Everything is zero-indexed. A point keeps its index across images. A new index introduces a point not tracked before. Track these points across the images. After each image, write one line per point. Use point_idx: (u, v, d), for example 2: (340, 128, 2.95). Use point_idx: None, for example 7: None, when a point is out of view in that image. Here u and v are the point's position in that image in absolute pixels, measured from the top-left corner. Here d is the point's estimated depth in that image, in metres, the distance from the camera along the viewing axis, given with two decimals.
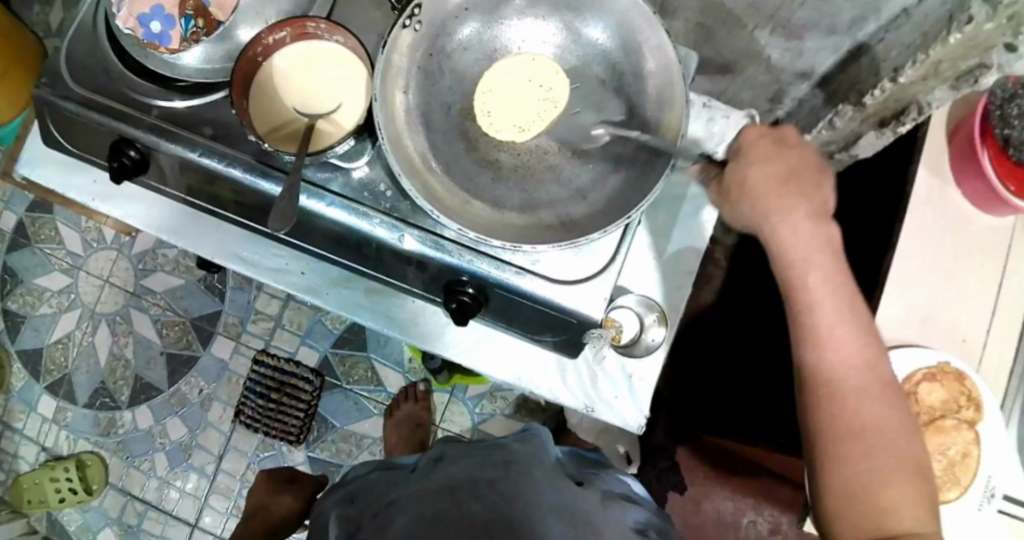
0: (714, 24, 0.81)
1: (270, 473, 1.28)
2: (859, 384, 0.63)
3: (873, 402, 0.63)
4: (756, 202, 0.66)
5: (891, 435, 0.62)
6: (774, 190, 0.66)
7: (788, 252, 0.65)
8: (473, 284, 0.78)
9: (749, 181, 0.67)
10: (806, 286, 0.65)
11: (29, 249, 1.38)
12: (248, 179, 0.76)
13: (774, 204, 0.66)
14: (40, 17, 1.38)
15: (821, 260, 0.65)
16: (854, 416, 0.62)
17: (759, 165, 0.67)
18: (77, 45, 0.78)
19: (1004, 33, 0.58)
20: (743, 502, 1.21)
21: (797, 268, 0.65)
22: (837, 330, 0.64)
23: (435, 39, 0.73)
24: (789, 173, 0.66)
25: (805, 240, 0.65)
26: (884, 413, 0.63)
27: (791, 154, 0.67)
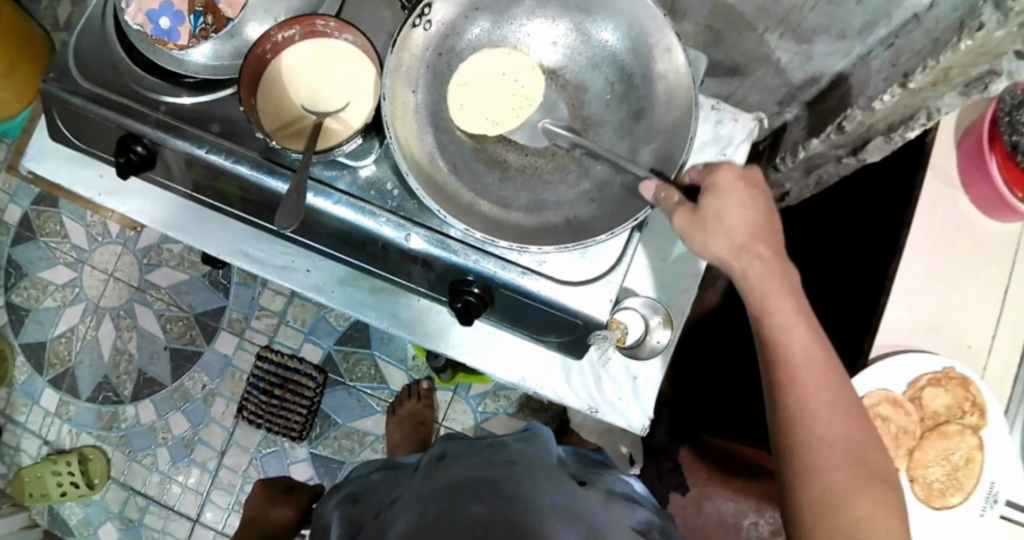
0: (724, 27, 0.81)
1: (266, 483, 1.29)
2: (829, 402, 0.64)
3: (842, 419, 0.64)
4: (726, 233, 0.70)
5: (861, 452, 0.63)
6: (740, 222, 0.70)
7: (754, 283, 0.69)
8: (479, 284, 0.78)
9: (727, 216, 0.70)
10: (773, 311, 0.67)
11: (33, 242, 1.38)
12: (254, 176, 0.76)
13: (744, 237, 0.70)
14: (48, 11, 1.38)
15: (784, 289, 0.68)
16: (825, 434, 0.63)
17: (725, 197, 0.70)
18: (85, 40, 0.78)
19: (1015, 40, 0.58)
20: (745, 503, 1.18)
21: (765, 297, 0.68)
22: (805, 351, 0.66)
23: (445, 39, 0.73)
24: (756, 209, 0.71)
25: (768, 271, 0.69)
26: (853, 430, 0.64)
27: (760, 196, 0.71)
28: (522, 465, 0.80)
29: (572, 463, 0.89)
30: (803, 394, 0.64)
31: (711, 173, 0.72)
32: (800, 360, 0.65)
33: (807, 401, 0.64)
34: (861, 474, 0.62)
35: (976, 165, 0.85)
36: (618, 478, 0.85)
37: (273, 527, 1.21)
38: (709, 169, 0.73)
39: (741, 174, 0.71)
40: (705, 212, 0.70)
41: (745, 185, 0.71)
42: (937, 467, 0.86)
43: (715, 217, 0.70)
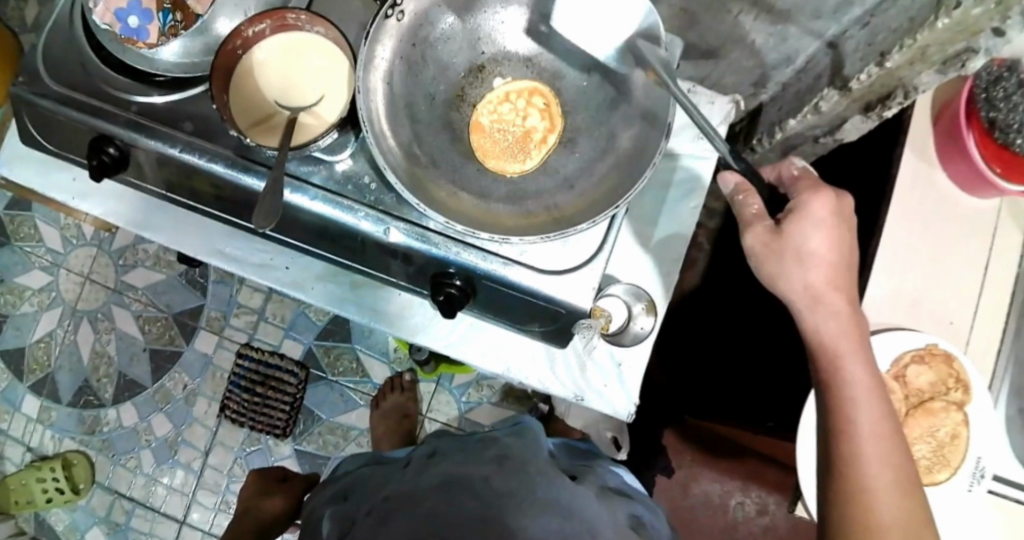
0: (698, 9, 0.80)
1: (260, 472, 1.28)
2: (892, 478, 0.65)
3: (902, 496, 0.65)
4: (804, 280, 0.67)
5: (917, 531, 0.64)
6: (821, 272, 0.67)
7: (828, 339, 0.67)
8: (460, 277, 0.78)
9: (812, 247, 0.66)
10: (845, 375, 0.66)
11: (7, 247, 1.36)
12: (230, 174, 0.75)
13: (822, 286, 0.67)
14: (15, 12, 1.35)
15: (858, 350, 0.66)
16: (885, 510, 0.64)
17: (809, 234, 0.66)
18: (51, 40, 0.77)
19: (992, 18, 0.58)
20: (732, 483, 1.21)
21: (836, 358, 0.66)
22: (874, 422, 0.65)
23: (418, 29, 0.72)
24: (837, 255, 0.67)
25: (845, 328, 0.67)
26: (909, 507, 0.65)
27: (846, 234, 0.67)
28: (511, 459, 0.80)
29: (562, 457, 0.89)
30: (867, 468, 0.65)
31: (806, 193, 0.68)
32: (868, 434, 0.65)
33: (871, 476, 0.64)
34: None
35: (954, 143, 0.85)
36: (611, 472, 0.85)
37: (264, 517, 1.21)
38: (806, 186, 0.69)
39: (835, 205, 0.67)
40: (781, 250, 0.67)
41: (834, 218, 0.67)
42: (923, 445, 0.86)
43: (793, 259, 0.67)
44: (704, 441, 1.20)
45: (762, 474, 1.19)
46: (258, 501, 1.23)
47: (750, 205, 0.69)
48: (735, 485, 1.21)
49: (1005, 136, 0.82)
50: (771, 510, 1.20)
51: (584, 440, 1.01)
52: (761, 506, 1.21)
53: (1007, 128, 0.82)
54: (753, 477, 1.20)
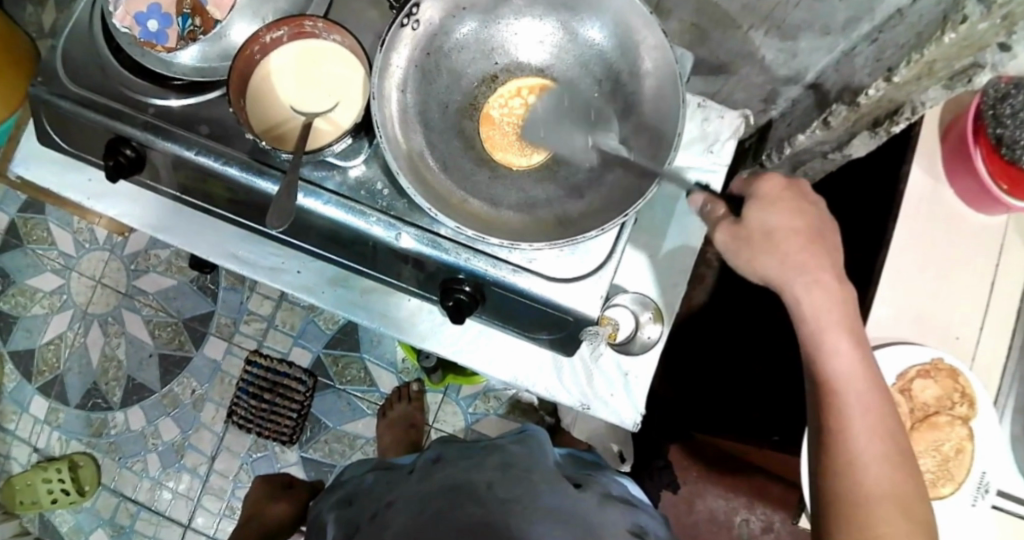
0: (709, 25, 0.81)
1: (267, 477, 1.30)
2: (880, 450, 0.64)
3: (891, 467, 0.64)
4: (777, 257, 0.66)
5: (908, 504, 0.64)
6: (797, 247, 0.66)
7: (809, 311, 0.66)
8: (469, 283, 0.78)
9: (772, 229, 0.66)
10: (829, 349, 0.65)
11: (20, 249, 1.37)
12: (244, 178, 0.76)
13: (800, 260, 0.66)
14: (33, 17, 1.37)
15: (842, 323, 0.66)
16: (875, 484, 0.63)
17: (770, 215, 0.67)
18: (73, 43, 0.78)
19: (999, 34, 0.60)
20: (737, 501, 1.23)
21: (820, 330, 0.65)
22: (858, 389, 0.65)
23: (432, 38, 0.73)
24: (807, 229, 0.66)
25: (827, 300, 0.66)
26: (900, 480, 0.64)
27: (810, 208, 0.67)
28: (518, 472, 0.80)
29: (569, 468, 0.89)
30: (856, 440, 0.64)
31: (753, 182, 0.68)
32: (854, 402, 0.64)
33: (859, 449, 0.64)
34: (908, 525, 0.63)
35: (963, 160, 0.86)
36: (616, 482, 0.85)
37: (271, 523, 1.23)
38: (753, 177, 0.69)
39: (787, 183, 0.67)
40: (745, 234, 0.67)
41: (792, 196, 0.67)
42: (927, 459, 0.86)
43: (760, 237, 0.66)
44: (711, 458, 1.23)
45: (767, 492, 1.23)
46: (265, 507, 1.25)
47: (716, 210, 0.70)
48: (741, 503, 1.24)
49: (1011, 152, 0.83)
50: (776, 527, 1.22)
51: (591, 451, 1.01)
52: (766, 524, 1.23)
53: (1013, 145, 0.83)
54: (759, 496, 1.23)
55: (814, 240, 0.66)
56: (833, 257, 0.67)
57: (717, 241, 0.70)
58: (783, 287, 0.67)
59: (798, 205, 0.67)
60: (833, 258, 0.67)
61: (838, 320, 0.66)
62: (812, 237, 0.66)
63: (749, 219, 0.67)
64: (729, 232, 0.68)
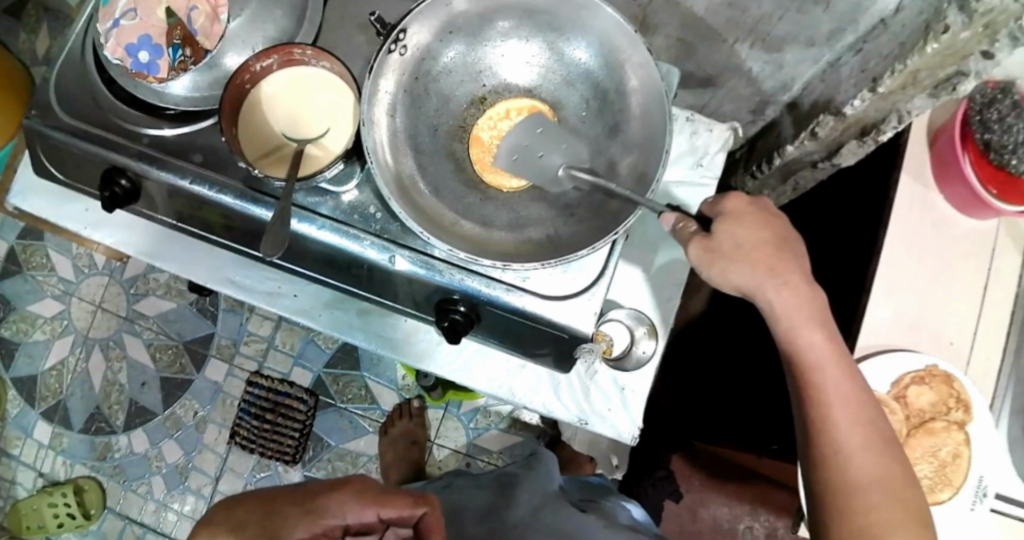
0: (695, 39, 0.82)
1: None
2: (862, 438, 0.65)
3: (876, 452, 0.64)
4: (748, 266, 0.67)
5: (898, 488, 0.64)
6: (764, 254, 0.68)
7: (781, 312, 0.68)
8: (464, 303, 0.79)
9: (742, 240, 0.68)
10: (803, 345, 0.67)
11: (20, 276, 1.38)
12: (239, 205, 0.77)
13: (769, 266, 0.68)
14: (27, 45, 1.39)
15: (813, 320, 0.67)
16: (861, 472, 0.64)
17: (737, 228, 0.68)
18: (66, 76, 0.79)
19: (980, 41, 0.60)
20: (739, 508, 1.22)
21: (793, 328, 0.67)
22: (835, 382, 0.66)
23: (420, 62, 0.74)
24: (773, 237, 0.68)
25: (798, 301, 0.67)
26: (886, 465, 0.64)
27: (774, 218, 0.70)
28: (519, 489, 0.90)
29: (574, 491, 0.96)
30: (838, 429, 0.65)
31: (717, 203, 0.70)
32: (833, 397, 0.65)
33: (841, 438, 0.65)
34: (901, 512, 0.63)
35: (952, 165, 0.86)
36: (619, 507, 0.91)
37: None
38: (717, 198, 0.71)
39: (750, 199, 0.70)
40: (717, 245, 0.68)
41: (755, 209, 0.69)
42: (925, 465, 0.86)
43: (731, 248, 0.68)
44: (712, 465, 1.22)
45: (773, 499, 1.19)
46: None
47: (688, 227, 0.71)
48: (745, 510, 1.22)
49: (998, 157, 0.84)
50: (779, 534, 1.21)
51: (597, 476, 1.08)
52: (771, 531, 1.21)
53: (1001, 150, 0.83)
54: (763, 503, 1.20)
55: (780, 248, 0.68)
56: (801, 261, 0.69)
57: (690, 257, 0.70)
58: (757, 293, 0.68)
59: (761, 217, 0.69)
60: (799, 263, 0.69)
61: (812, 320, 0.67)
62: (778, 244, 0.68)
63: (717, 233, 0.69)
64: (702, 246, 0.69)
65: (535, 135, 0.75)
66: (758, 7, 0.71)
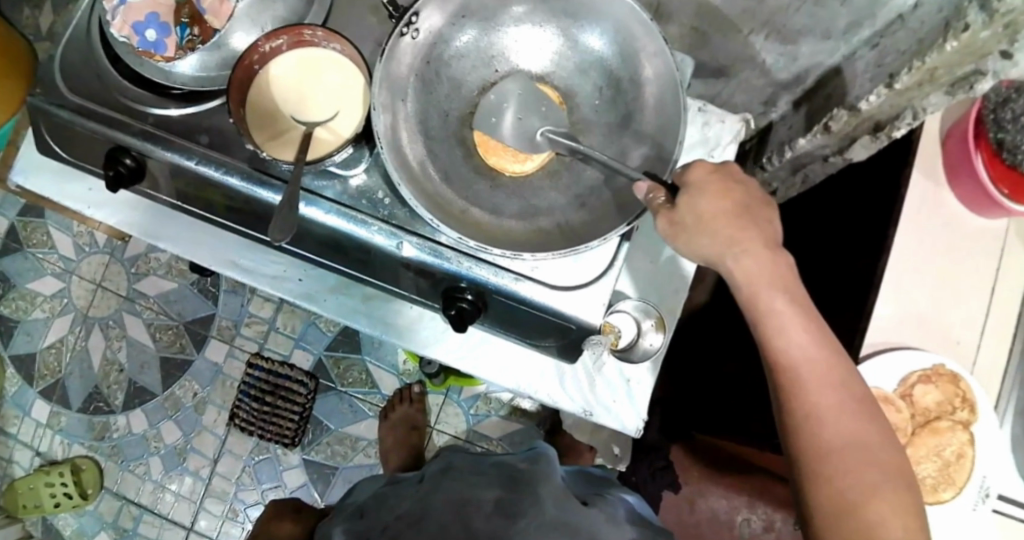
0: (710, 29, 0.81)
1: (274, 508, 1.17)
2: (835, 401, 0.63)
3: (851, 414, 0.63)
4: (709, 238, 0.68)
5: (875, 451, 0.63)
6: (725, 224, 0.68)
7: (742, 280, 0.67)
8: (471, 291, 0.78)
9: (704, 212, 0.68)
10: (767, 309, 0.66)
11: (20, 253, 1.37)
12: (245, 187, 0.76)
13: (729, 236, 0.68)
14: (30, 21, 1.37)
15: (776, 283, 0.67)
16: (834, 437, 0.63)
17: (699, 198, 0.68)
18: (72, 52, 0.78)
19: (1000, 41, 0.59)
20: (739, 499, 1.23)
21: (756, 293, 0.67)
22: (802, 344, 0.65)
23: (432, 47, 0.73)
24: (733, 207, 0.68)
25: (761, 266, 0.67)
26: (863, 429, 0.63)
27: (735, 185, 0.69)
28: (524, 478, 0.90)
29: (577, 484, 0.95)
30: (807, 392, 0.64)
31: (685, 172, 0.70)
32: (800, 359, 0.65)
33: (812, 400, 0.64)
34: (875, 473, 0.62)
35: (962, 164, 0.86)
36: (619, 499, 0.91)
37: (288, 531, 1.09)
38: (683, 168, 0.70)
39: (714, 166, 0.69)
40: (680, 218, 0.68)
41: (718, 179, 0.69)
42: (929, 464, 0.87)
43: (693, 219, 0.68)
44: (713, 458, 1.23)
45: (769, 490, 1.21)
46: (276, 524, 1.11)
47: (658, 198, 0.68)
48: (742, 502, 1.23)
49: (1012, 157, 0.83)
50: (777, 527, 1.21)
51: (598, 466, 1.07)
52: (768, 523, 1.22)
53: (1014, 150, 0.83)
54: (761, 495, 1.22)
55: (738, 214, 0.68)
56: (765, 226, 0.69)
57: (658, 231, 0.70)
58: (718, 263, 0.68)
59: (723, 185, 0.69)
60: (762, 230, 0.69)
61: (777, 285, 0.67)
62: (736, 212, 0.68)
63: (680, 205, 0.68)
64: (667, 220, 0.68)
65: (536, 116, 0.74)
66: None
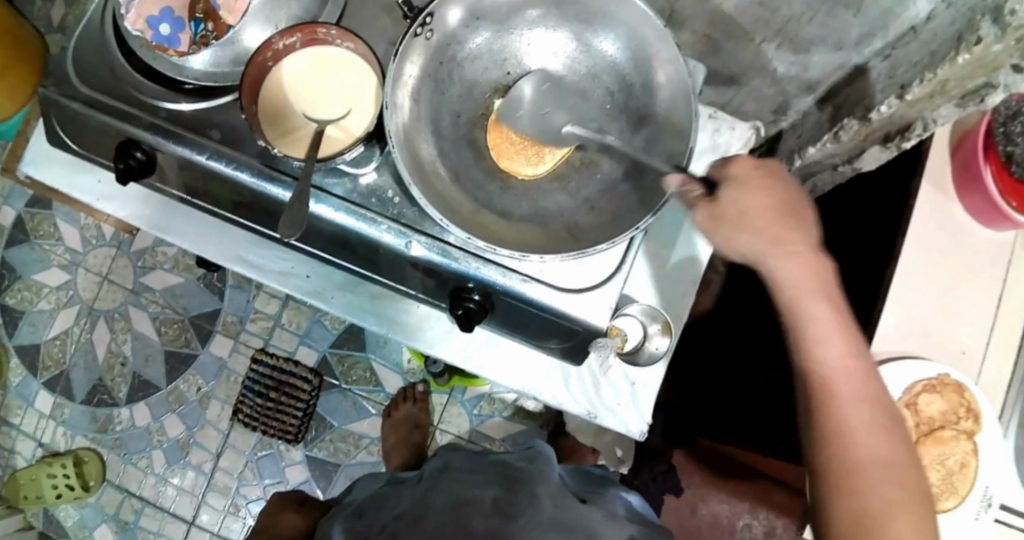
0: (722, 36, 0.81)
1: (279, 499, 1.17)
2: (867, 416, 0.63)
3: (880, 430, 0.63)
4: (755, 234, 0.66)
5: (901, 470, 0.62)
6: (770, 223, 0.67)
7: (785, 282, 0.66)
8: (479, 292, 0.79)
9: (748, 210, 0.67)
10: (807, 316, 0.65)
11: (27, 244, 1.37)
12: (255, 183, 0.76)
13: (774, 235, 0.66)
14: (42, 13, 1.37)
15: (819, 291, 0.66)
16: (864, 452, 0.62)
17: (745, 195, 0.67)
18: (87, 45, 0.78)
19: (1012, 55, 0.59)
20: (740, 505, 1.24)
21: (798, 298, 0.66)
22: (840, 356, 0.64)
23: (446, 48, 0.73)
24: (780, 208, 0.67)
25: (806, 272, 0.66)
26: (891, 447, 0.63)
27: (783, 184, 0.68)
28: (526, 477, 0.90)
29: (578, 484, 0.95)
30: (841, 403, 0.63)
31: (726, 165, 0.69)
32: (836, 371, 0.64)
33: (845, 412, 0.63)
34: (900, 493, 0.61)
35: (972, 176, 0.86)
36: (617, 497, 0.92)
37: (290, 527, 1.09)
38: (724, 161, 0.70)
39: (758, 164, 0.68)
40: (723, 212, 0.67)
41: (765, 176, 0.68)
42: (933, 473, 0.86)
43: (738, 214, 0.67)
44: (716, 462, 1.24)
45: (771, 497, 1.22)
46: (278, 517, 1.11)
47: (692, 191, 0.70)
48: (743, 508, 1.24)
49: (1020, 170, 0.85)
50: (779, 533, 1.23)
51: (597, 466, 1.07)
52: (769, 529, 1.23)
53: (1023, 162, 0.85)
54: (764, 501, 1.23)
55: (785, 215, 0.67)
56: (810, 232, 0.68)
57: (696, 223, 0.69)
58: (760, 263, 0.68)
59: (770, 183, 0.68)
60: (807, 234, 0.68)
61: (820, 294, 0.66)
62: (782, 212, 0.67)
63: (724, 200, 0.67)
64: (709, 213, 0.68)
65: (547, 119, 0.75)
66: (789, 7, 0.70)
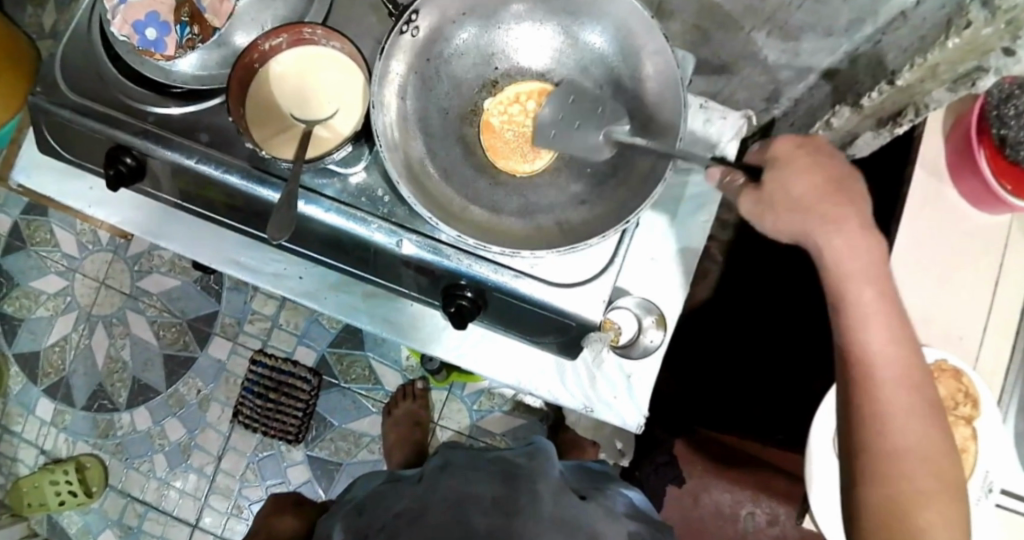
0: (711, 26, 0.81)
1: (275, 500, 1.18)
2: (908, 403, 0.61)
3: (920, 417, 0.61)
4: (801, 213, 0.63)
5: (937, 459, 0.60)
6: (820, 200, 0.62)
7: (834, 260, 0.62)
8: (471, 288, 0.78)
9: (795, 189, 0.63)
10: (856, 297, 0.62)
11: (24, 252, 1.37)
12: (245, 185, 0.76)
13: (824, 213, 0.62)
14: (33, 19, 1.37)
15: (869, 271, 0.62)
16: (902, 439, 0.60)
17: (793, 172, 0.63)
18: (73, 51, 0.78)
19: (1003, 38, 0.58)
20: (742, 494, 1.17)
21: (846, 277, 0.62)
22: (884, 339, 0.61)
23: (433, 45, 0.72)
24: (830, 184, 0.63)
25: (857, 249, 0.62)
26: (929, 436, 0.61)
27: (829, 159, 0.64)
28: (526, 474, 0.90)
29: (576, 478, 0.94)
30: (882, 388, 0.61)
31: (766, 148, 0.65)
32: (880, 355, 0.61)
33: (887, 398, 0.61)
34: (935, 482, 0.60)
35: (966, 160, 0.85)
36: (618, 494, 0.91)
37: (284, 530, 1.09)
38: (765, 142, 0.66)
39: (801, 141, 0.64)
40: (770, 193, 0.64)
41: (809, 151, 0.64)
42: None
43: (784, 194, 0.63)
44: (718, 454, 1.17)
45: (773, 485, 1.16)
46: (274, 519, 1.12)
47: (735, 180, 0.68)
48: (746, 496, 1.18)
49: (1015, 153, 0.84)
50: (782, 521, 1.18)
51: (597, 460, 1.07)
52: (772, 517, 1.18)
53: (1017, 145, 0.83)
54: (767, 490, 1.17)
55: (836, 191, 0.63)
56: (861, 206, 0.63)
57: (742, 211, 0.66)
58: (809, 238, 0.63)
59: (815, 159, 0.63)
60: (858, 207, 0.63)
61: (871, 274, 0.62)
62: (832, 187, 0.63)
63: (770, 180, 0.64)
64: (755, 198, 0.65)
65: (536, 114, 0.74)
66: None
